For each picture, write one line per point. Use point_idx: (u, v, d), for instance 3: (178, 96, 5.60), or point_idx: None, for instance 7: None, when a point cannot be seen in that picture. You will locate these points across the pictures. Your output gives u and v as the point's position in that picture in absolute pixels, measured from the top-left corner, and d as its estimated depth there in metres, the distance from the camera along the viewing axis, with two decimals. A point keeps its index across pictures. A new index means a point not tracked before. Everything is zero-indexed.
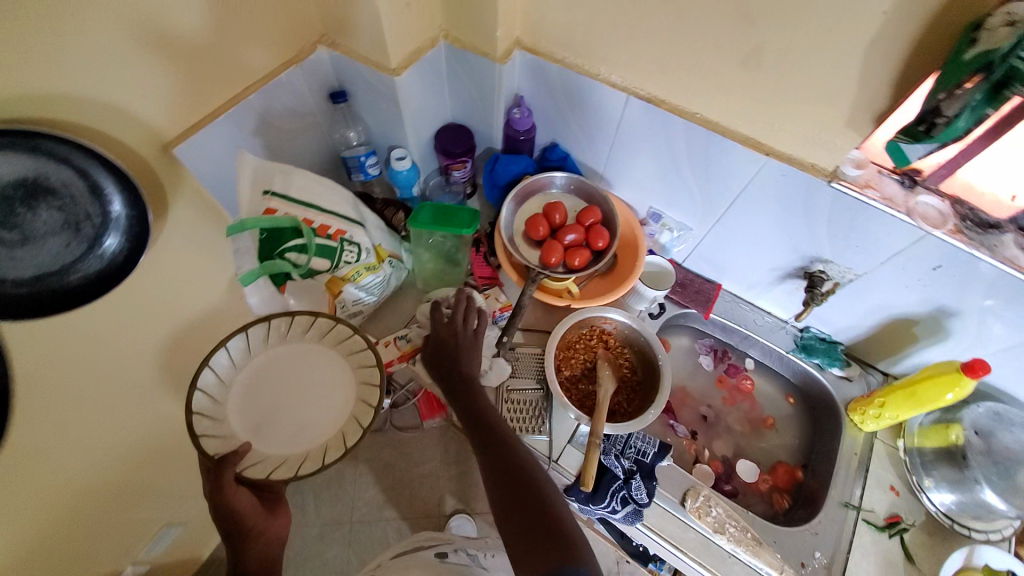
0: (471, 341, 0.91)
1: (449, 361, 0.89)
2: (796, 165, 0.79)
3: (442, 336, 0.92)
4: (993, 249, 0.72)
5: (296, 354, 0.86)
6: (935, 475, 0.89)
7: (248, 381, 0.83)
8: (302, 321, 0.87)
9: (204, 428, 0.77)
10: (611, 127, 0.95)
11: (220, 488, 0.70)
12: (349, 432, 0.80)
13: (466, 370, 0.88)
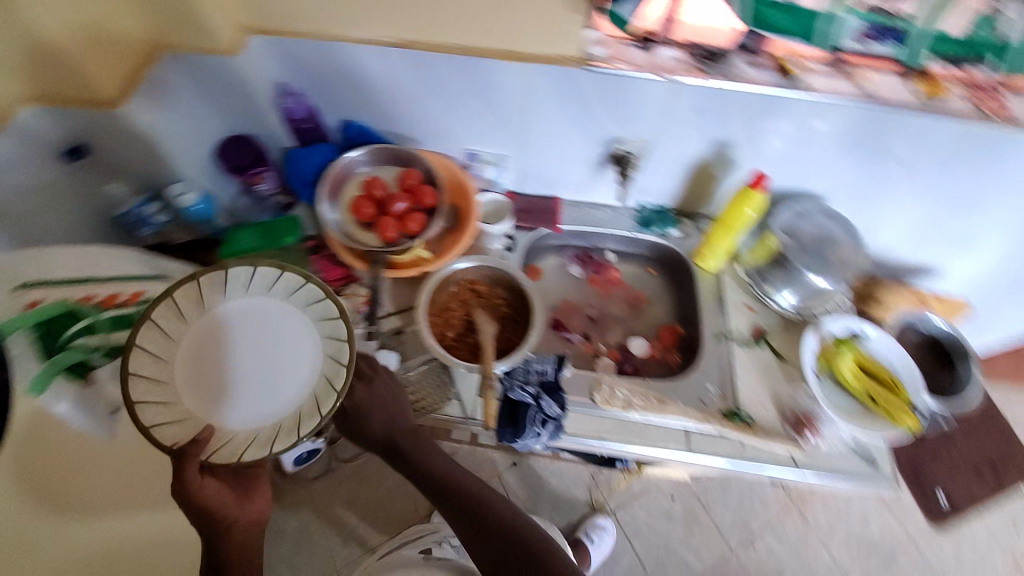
0: (391, 399, 0.86)
1: (373, 431, 0.84)
2: (552, 62, 0.88)
3: (358, 409, 0.84)
4: (727, 72, 0.85)
5: (265, 310, 0.75)
6: (771, 282, 1.04)
7: (193, 352, 0.71)
8: (264, 275, 0.76)
9: (152, 417, 0.66)
10: (390, 87, 0.95)
11: (186, 483, 0.66)
12: (323, 399, 0.70)
13: (395, 433, 0.85)
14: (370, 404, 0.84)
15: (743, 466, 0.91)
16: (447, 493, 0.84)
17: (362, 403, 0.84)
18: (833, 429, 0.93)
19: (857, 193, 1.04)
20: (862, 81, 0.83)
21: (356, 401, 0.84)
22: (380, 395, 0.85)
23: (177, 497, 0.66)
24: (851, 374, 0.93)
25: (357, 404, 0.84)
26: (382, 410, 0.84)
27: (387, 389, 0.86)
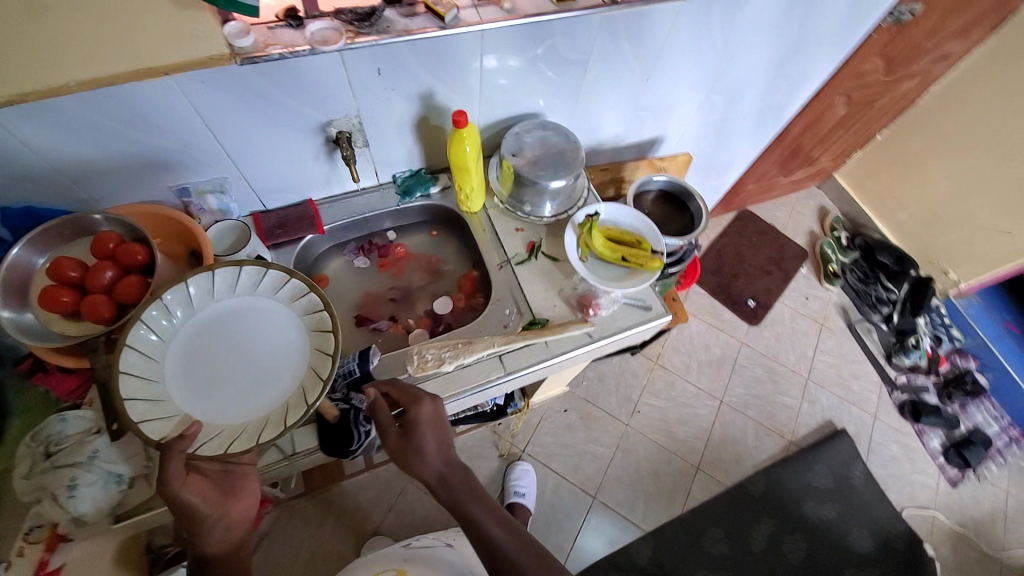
0: (423, 432, 0.82)
1: (422, 463, 0.82)
2: (200, 68, 0.78)
3: (412, 425, 0.82)
4: (388, 28, 0.86)
5: (247, 307, 0.82)
6: (526, 200, 1.15)
7: (211, 339, 0.79)
8: (249, 270, 0.81)
9: (139, 412, 0.69)
10: (22, 151, 0.79)
11: (166, 480, 0.67)
12: (291, 412, 0.75)
13: (442, 460, 0.83)
14: (417, 436, 0.81)
15: (553, 362, 1.01)
16: (462, 512, 0.82)
17: (400, 443, 0.81)
18: (610, 296, 1.07)
19: (565, 100, 1.18)
20: (506, 3, 0.94)
21: (411, 419, 0.82)
22: (422, 424, 0.82)
23: (165, 495, 0.67)
24: (604, 247, 1.08)
25: (399, 433, 0.81)
26: (428, 442, 0.82)
27: (428, 411, 0.83)
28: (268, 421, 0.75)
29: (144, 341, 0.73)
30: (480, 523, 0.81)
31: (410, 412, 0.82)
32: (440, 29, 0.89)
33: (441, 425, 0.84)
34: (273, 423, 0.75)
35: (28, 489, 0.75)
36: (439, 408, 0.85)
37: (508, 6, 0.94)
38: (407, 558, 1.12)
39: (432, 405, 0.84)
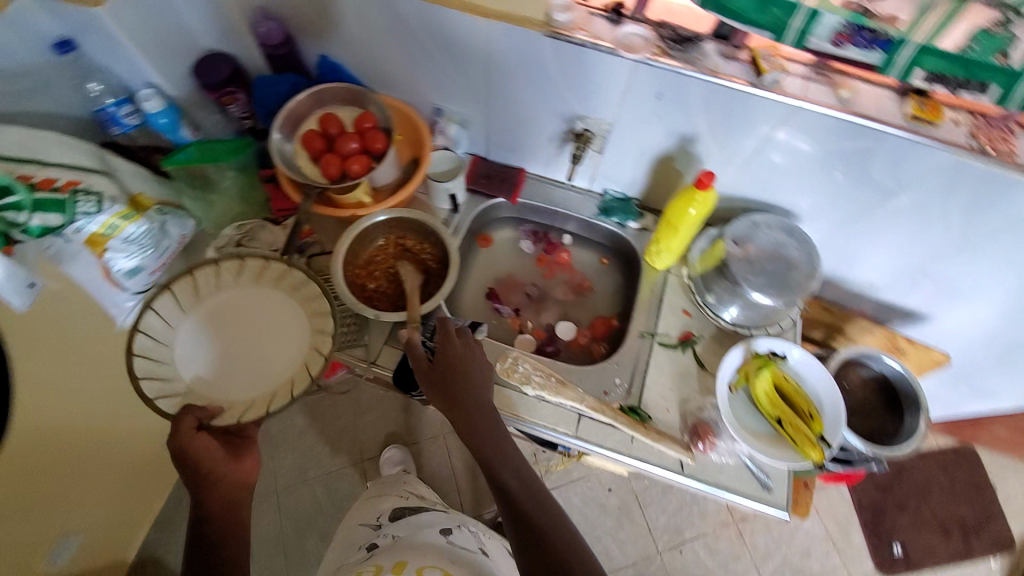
0: (466, 373, 0.78)
1: (465, 413, 0.76)
2: (513, 23, 0.80)
3: (449, 364, 0.79)
4: (696, 61, 0.77)
5: (249, 298, 0.84)
6: (713, 291, 0.98)
7: (206, 332, 0.81)
8: (250, 265, 0.85)
9: (154, 390, 0.74)
10: (357, 27, 0.93)
11: (179, 434, 0.68)
12: (313, 360, 0.80)
13: (490, 425, 0.77)
14: (456, 375, 0.78)
15: (625, 460, 0.88)
16: (505, 493, 0.72)
17: (440, 377, 0.78)
18: (731, 445, 0.89)
19: (833, 217, 0.98)
20: (845, 91, 0.78)
21: (446, 357, 0.79)
22: (460, 366, 0.79)
23: (175, 445, 0.67)
24: (766, 394, 0.88)
25: (439, 374, 0.78)
26: (469, 390, 0.77)
27: (465, 350, 0.81)
28: (293, 380, 0.79)
29: (168, 318, 0.79)
30: (530, 516, 0.70)
31: (447, 353, 0.80)
32: (750, 86, 0.77)
33: (482, 374, 0.79)
34: (297, 380, 0.79)
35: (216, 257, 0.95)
36: (486, 362, 0.81)
37: (844, 95, 0.78)
38: (454, 558, 0.88)
39: (470, 350, 0.81)
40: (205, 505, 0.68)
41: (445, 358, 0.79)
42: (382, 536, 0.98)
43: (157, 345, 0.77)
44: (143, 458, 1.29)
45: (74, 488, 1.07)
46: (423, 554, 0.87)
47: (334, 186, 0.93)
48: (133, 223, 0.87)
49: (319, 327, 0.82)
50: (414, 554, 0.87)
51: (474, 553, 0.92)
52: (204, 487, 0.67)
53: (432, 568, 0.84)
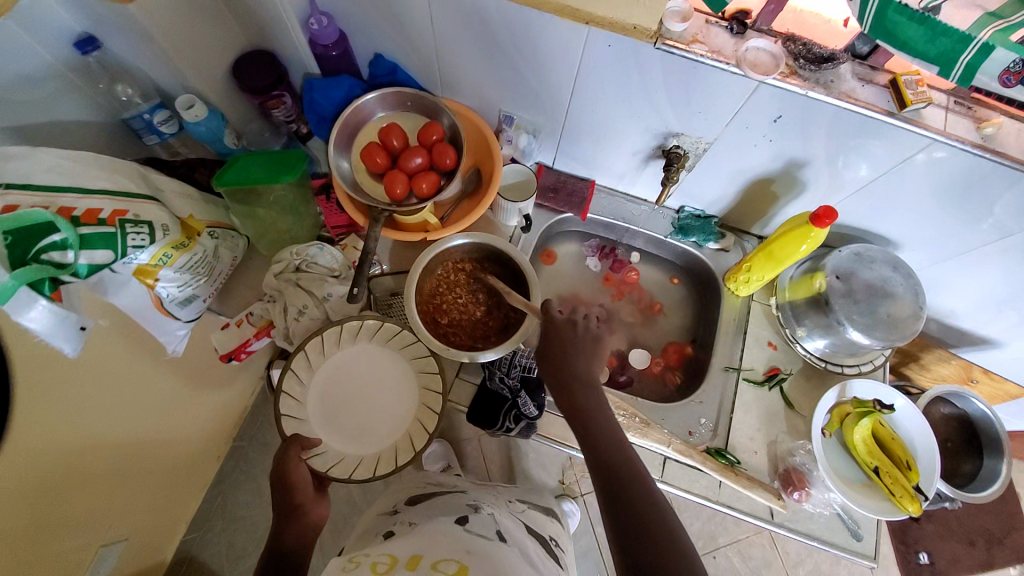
0: (570, 348, 0.71)
1: (568, 388, 0.69)
2: (617, 31, 0.69)
3: (550, 336, 0.72)
4: (829, 85, 0.68)
5: (370, 357, 0.86)
6: (805, 325, 0.92)
7: (331, 386, 0.84)
8: (369, 325, 0.86)
9: (287, 406, 0.81)
10: (425, 29, 0.81)
11: (285, 458, 0.71)
12: (415, 434, 0.81)
13: (591, 403, 0.69)
14: (561, 350, 0.70)
15: (714, 507, 0.85)
16: (611, 474, 0.64)
17: (545, 348, 0.72)
18: (825, 494, 0.85)
19: (941, 249, 0.89)
20: (987, 127, 0.67)
21: (548, 328, 0.72)
22: (562, 336, 0.71)
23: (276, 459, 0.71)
24: (863, 442, 0.84)
25: (545, 345, 0.72)
26: (575, 363, 0.70)
27: (565, 324, 0.72)
28: (397, 443, 0.81)
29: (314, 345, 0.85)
30: (635, 506, 0.61)
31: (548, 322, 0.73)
32: (887, 115, 0.68)
33: (589, 350, 0.71)
34: (400, 447, 0.81)
35: (274, 284, 0.88)
36: (597, 340, 0.72)
37: (986, 132, 0.67)
38: (473, 548, 0.64)
39: (571, 320, 0.73)
40: (284, 536, 0.66)
41: (548, 328, 0.72)
42: (398, 520, 0.75)
43: (297, 403, 0.82)
44: (187, 457, 1.20)
45: (116, 493, 0.97)
46: (440, 543, 0.64)
47: (403, 209, 0.85)
48: (186, 251, 0.80)
49: (428, 388, 0.84)
50: (431, 544, 0.65)
51: (494, 542, 0.68)
52: (291, 516, 0.67)
53: (447, 561, 0.60)
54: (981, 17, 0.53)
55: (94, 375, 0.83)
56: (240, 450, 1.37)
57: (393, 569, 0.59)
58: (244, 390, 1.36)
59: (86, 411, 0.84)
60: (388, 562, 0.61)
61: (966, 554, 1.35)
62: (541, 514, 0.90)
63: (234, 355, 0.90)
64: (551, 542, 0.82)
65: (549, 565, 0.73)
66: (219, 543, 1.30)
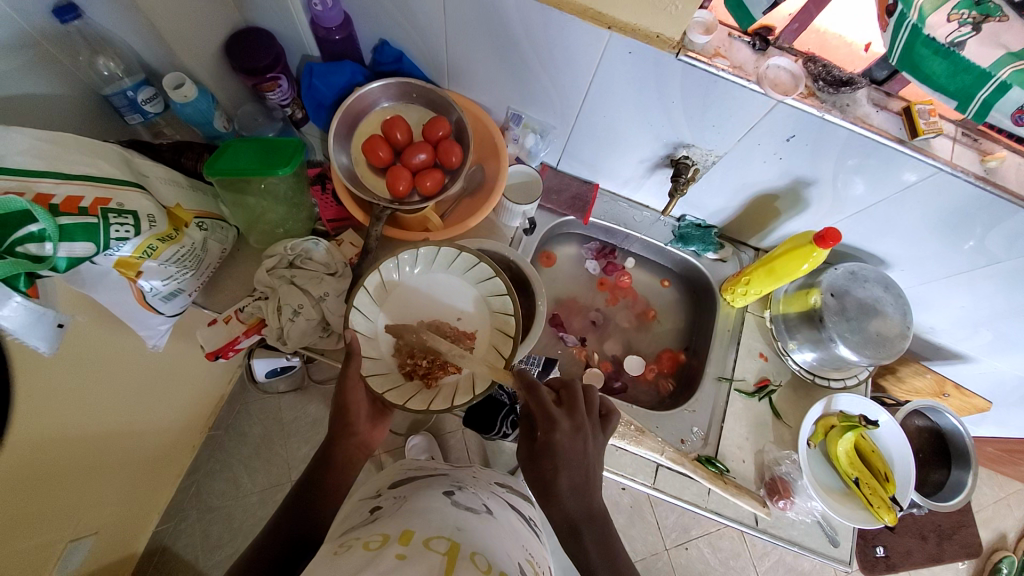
0: (585, 474, 0.61)
1: (556, 501, 0.59)
2: (640, 39, 0.67)
3: (557, 463, 0.59)
4: (844, 109, 0.69)
5: (447, 285, 0.80)
6: (797, 338, 0.94)
7: (405, 304, 0.79)
8: (448, 252, 0.79)
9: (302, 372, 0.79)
10: (438, 19, 0.76)
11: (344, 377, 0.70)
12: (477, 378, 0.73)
13: (612, 556, 0.58)
14: (558, 468, 0.59)
15: (704, 513, 0.88)
16: None
17: (534, 459, 0.61)
18: (808, 503, 0.89)
19: (930, 269, 0.92)
20: (991, 160, 0.70)
21: (551, 454, 0.59)
22: (568, 472, 0.59)
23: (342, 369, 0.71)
24: (846, 454, 0.88)
25: (538, 471, 0.61)
26: (581, 483, 0.60)
27: (573, 442, 0.60)
28: (472, 376, 0.74)
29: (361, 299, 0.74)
30: None
31: (552, 444, 0.60)
32: (898, 143, 0.69)
33: (586, 451, 0.61)
34: (461, 389, 0.73)
35: (266, 281, 0.85)
36: (601, 435, 0.64)
37: (989, 165, 0.70)
38: (463, 526, 0.56)
39: (575, 437, 0.60)
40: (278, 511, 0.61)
41: (547, 459, 0.60)
42: (383, 498, 0.66)
43: None
44: (161, 449, 1.14)
45: (86, 487, 0.92)
46: (431, 518, 0.56)
47: (406, 207, 0.83)
48: (172, 244, 0.76)
49: (501, 330, 0.77)
50: (423, 519, 0.55)
51: (483, 518, 0.62)
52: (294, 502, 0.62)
53: (440, 538, 0.52)
54: (1002, 56, 0.51)
55: (42, 367, 0.74)
56: (217, 440, 1.32)
57: (386, 545, 0.50)
58: (219, 380, 1.30)
59: (42, 408, 0.76)
60: (380, 539, 0.51)
61: (918, 547, 1.42)
62: (523, 499, 0.82)
63: (220, 353, 0.86)
64: (530, 521, 0.76)
65: (532, 543, 0.67)
66: (193, 533, 1.26)
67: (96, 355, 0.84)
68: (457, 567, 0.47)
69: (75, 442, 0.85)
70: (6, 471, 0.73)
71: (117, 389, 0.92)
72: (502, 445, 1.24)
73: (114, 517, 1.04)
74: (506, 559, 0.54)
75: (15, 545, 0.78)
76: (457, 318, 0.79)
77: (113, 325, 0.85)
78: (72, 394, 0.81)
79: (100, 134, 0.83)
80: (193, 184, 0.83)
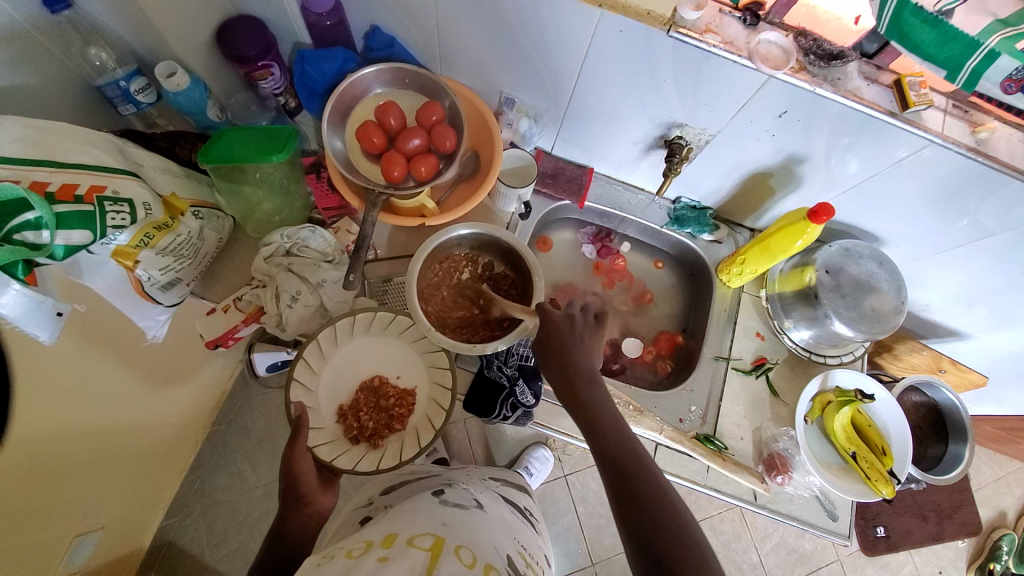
0: (570, 353, 0.66)
1: (571, 382, 0.65)
2: (630, 16, 0.67)
3: (559, 338, 0.67)
4: (835, 83, 0.69)
5: (376, 348, 0.85)
6: (793, 316, 0.95)
7: (345, 366, 0.84)
8: (382, 318, 0.84)
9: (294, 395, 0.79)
10: (428, 3, 0.76)
11: (290, 449, 0.68)
12: (423, 430, 0.80)
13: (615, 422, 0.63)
14: (560, 343, 0.66)
15: (703, 491, 0.89)
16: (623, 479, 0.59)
17: (544, 344, 0.68)
18: (805, 478, 0.90)
19: (924, 245, 0.93)
20: (983, 131, 0.70)
21: (548, 331, 0.67)
22: (648, 475, 0.58)
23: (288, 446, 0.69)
24: (843, 428, 0.89)
25: (546, 352, 0.67)
26: (581, 356, 0.66)
27: (565, 322, 0.68)
28: (416, 428, 0.81)
29: (302, 369, 0.80)
30: (655, 536, 0.54)
31: (549, 325, 0.68)
32: (890, 116, 0.69)
33: (593, 345, 0.67)
34: (407, 442, 0.80)
35: (264, 269, 0.86)
36: (596, 328, 0.68)
37: (981, 136, 0.70)
38: (448, 521, 0.57)
39: (573, 319, 0.69)
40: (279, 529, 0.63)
41: (622, 458, 0.60)
42: (374, 506, 0.67)
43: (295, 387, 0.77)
44: (162, 444, 1.14)
45: (87, 483, 0.91)
46: (416, 517, 0.57)
47: (401, 192, 0.83)
48: (170, 233, 0.77)
49: (439, 382, 0.83)
50: (408, 520, 0.56)
51: (471, 514, 0.62)
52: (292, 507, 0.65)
53: (426, 535, 0.52)
54: (991, 24, 0.52)
55: (33, 362, 0.73)
56: (221, 434, 1.33)
57: (369, 551, 0.49)
58: (220, 374, 1.30)
59: (42, 404, 0.76)
60: (363, 546, 0.51)
61: (918, 526, 1.43)
62: (517, 488, 0.84)
63: (220, 342, 0.90)
64: (525, 511, 0.78)
65: (525, 535, 0.68)
66: (199, 527, 1.27)
67: (87, 349, 0.83)
68: (440, 562, 0.48)
69: (74, 437, 0.85)
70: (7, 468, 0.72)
71: (114, 384, 0.91)
72: (503, 434, 1.25)
73: (117, 512, 1.04)
74: (494, 554, 0.54)
75: (17, 540, 0.77)
76: (398, 375, 0.85)
77: (108, 318, 0.85)
78: (66, 390, 0.80)
79: (92, 124, 0.83)
80: (188, 174, 0.84)
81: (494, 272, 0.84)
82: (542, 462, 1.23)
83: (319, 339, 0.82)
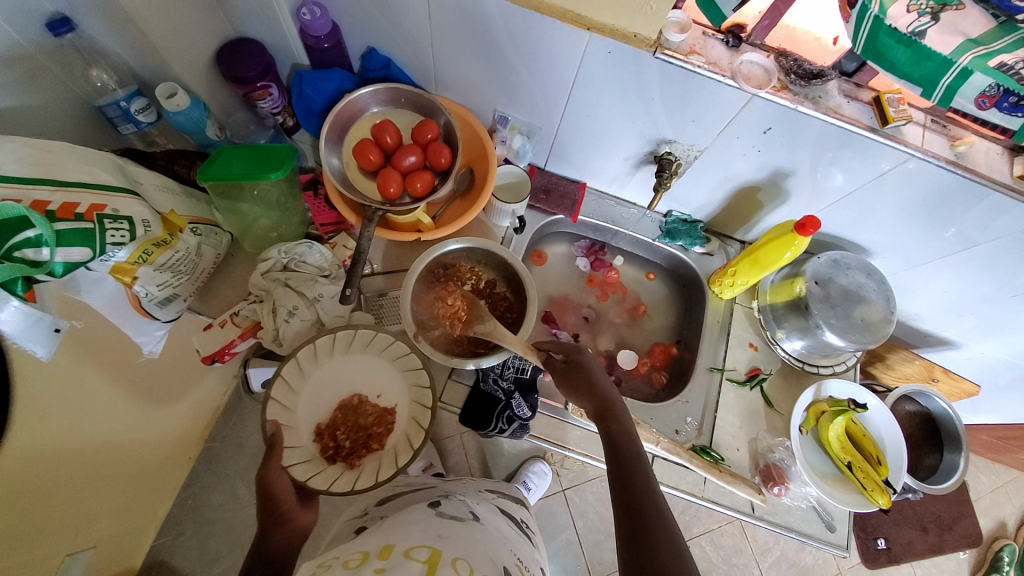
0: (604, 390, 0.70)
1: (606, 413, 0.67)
2: (618, 39, 0.69)
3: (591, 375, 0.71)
4: (816, 100, 0.72)
5: (356, 366, 0.85)
6: (785, 326, 0.96)
7: (323, 384, 0.83)
8: (363, 336, 0.85)
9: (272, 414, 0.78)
10: (424, 25, 0.79)
11: (264, 468, 0.68)
12: (401, 450, 0.79)
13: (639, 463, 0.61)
14: (596, 378, 0.70)
15: (700, 503, 0.89)
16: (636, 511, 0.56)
17: (574, 375, 0.71)
18: (802, 488, 0.90)
19: (910, 255, 0.95)
20: (961, 145, 0.72)
21: (583, 366, 0.71)
22: (669, 538, 0.53)
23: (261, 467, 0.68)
24: (838, 438, 0.89)
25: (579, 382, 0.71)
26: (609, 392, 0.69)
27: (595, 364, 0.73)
28: (394, 449, 0.80)
29: (279, 388, 0.80)
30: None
31: (584, 367, 0.72)
32: (870, 131, 0.72)
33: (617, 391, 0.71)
34: (385, 462, 0.79)
35: (260, 284, 0.87)
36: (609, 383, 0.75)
37: (960, 149, 0.73)
38: (446, 533, 0.57)
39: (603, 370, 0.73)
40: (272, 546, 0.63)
41: (646, 518, 0.55)
42: (369, 517, 0.67)
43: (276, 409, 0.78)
44: (153, 464, 1.13)
45: (77, 503, 0.90)
46: (412, 529, 0.56)
47: (397, 208, 0.85)
48: (167, 249, 0.78)
49: (418, 401, 0.82)
50: (404, 532, 0.55)
51: (468, 525, 0.62)
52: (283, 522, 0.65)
53: (422, 547, 0.52)
54: (962, 44, 0.53)
55: (27, 380, 0.73)
56: (214, 452, 1.31)
57: (366, 562, 0.49)
58: (214, 391, 1.29)
59: (36, 421, 0.75)
60: (360, 557, 0.51)
61: (918, 537, 1.42)
62: (512, 501, 0.84)
63: (217, 357, 0.89)
64: (522, 525, 0.77)
65: (522, 547, 0.68)
66: (190, 548, 1.24)
67: (78, 368, 0.82)
68: (437, 573, 0.48)
69: (66, 456, 0.84)
70: (3, 485, 0.71)
71: (107, 402, 0.91)
72: (500, 448, 1.24)
73: (108, 534, 1.02)
74: (490, 563, 0.54)
75: (10, 561, 0.75)
76: (377, 394, 0.84)
77: (101, 335, 0.85)
78: (59, 408, 0.79)
79: (91, 144, 0.84)
80: (187, 192, 0.85)
81: (494, 290, 0.85)
82: (539, 476, 1.22)
83: (298, 356, 0.82)
